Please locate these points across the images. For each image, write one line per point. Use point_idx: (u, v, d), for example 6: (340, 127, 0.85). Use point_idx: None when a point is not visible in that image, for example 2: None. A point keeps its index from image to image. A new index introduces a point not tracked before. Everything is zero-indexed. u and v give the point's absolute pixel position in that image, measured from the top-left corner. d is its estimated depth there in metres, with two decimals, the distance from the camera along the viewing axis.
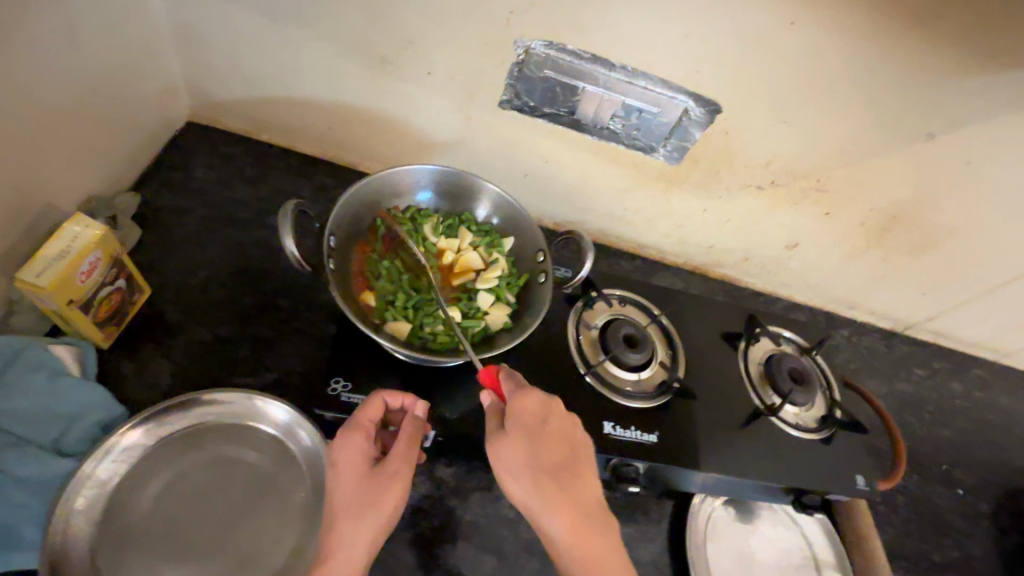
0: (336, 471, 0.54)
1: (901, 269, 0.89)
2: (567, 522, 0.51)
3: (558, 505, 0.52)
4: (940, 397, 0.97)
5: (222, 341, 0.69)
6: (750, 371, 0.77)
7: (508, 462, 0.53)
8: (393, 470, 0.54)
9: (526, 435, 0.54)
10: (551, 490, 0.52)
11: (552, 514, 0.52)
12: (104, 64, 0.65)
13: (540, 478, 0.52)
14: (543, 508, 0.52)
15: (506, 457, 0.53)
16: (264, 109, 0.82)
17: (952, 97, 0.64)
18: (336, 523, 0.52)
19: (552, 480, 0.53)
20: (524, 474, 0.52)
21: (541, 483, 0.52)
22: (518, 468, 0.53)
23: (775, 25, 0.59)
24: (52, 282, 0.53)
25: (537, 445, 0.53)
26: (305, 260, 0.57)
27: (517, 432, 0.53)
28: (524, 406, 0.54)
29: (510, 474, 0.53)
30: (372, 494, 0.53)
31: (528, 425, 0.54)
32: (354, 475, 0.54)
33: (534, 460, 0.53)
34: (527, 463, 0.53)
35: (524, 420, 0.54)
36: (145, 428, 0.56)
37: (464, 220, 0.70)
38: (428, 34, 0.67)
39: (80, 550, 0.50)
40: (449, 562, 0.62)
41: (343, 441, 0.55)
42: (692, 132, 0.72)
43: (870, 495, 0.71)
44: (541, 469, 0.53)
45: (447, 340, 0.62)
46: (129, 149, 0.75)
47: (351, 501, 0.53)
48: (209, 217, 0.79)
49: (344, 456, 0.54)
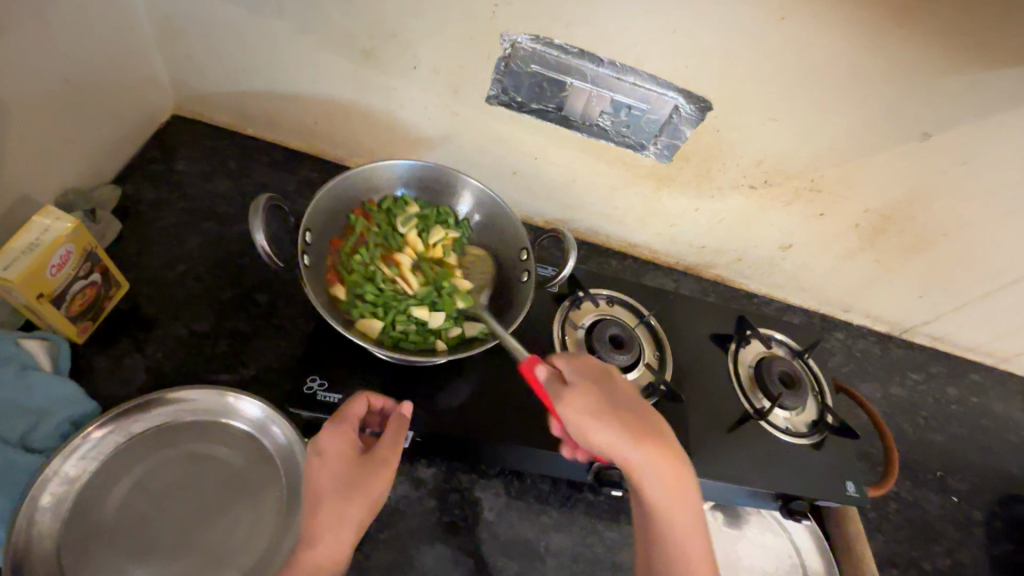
0: (320, 462, 0.52)
1: (896, 271, 0.87)
2: (665, 460, 0.50)
3: (653, 442, 0.51)
4: (934, 402, 0.95)
5: (199, 337, 0.68)
6: (740, 374, 0.76)
7: (596, 406, 0.51)
8: (381, 460, 0.53)
9: (602, 385, 0.54)
10: (642, 432, 0.51)
11: (652, 453, 0.50)
12: (81, 54, 0.64)
13: (624, 416, 0.51)
14: (640, 449, 0.50)
15: (591, 402, 0.51)
16: (249, 103, 0.81)
17: (946, 95, 0.62)
18: (326, 504, 0.51)
19: (637, 422, 0.52)
20: (608, 416, 0.51)
21: (628, 421, 0.51)
22: (600, 410, 0.51)
23: (764, 21, 0.58)
24: (20, 275, 0.52)
25: (608, 390, 0.53)
26: (276, 255, 0.55)
27: (588, 382, 0.53)
28: (586, 364, 0.55)
29: (598, 421, 0.50)
30: (363, 482, 0.52)
31: (594, 378, 0.54)
32: (337, 464, 0.52)
33: (611, 402, 0.52)
34: (606, 406, 0.52)
35: (587, 372, 0.54)
36: (115, 425, 0.55)
37: (442, 213, 0.69)
38: (411, 26, 0.66)
39: (45, 549, 0.49)
40: (424, 563, 0.61)
41: (325, 432, 0.53)
42: (683, 130, 0.70)
43: (860, 501, 0.70)
44: (621, 409, 0.52)
45: (417, 341, 0.61)
46: (109, 141, 0.74)
47: (340, 489, 0.51)
48: (190, 211, 0.78)
49: (329, 448, 0.52)
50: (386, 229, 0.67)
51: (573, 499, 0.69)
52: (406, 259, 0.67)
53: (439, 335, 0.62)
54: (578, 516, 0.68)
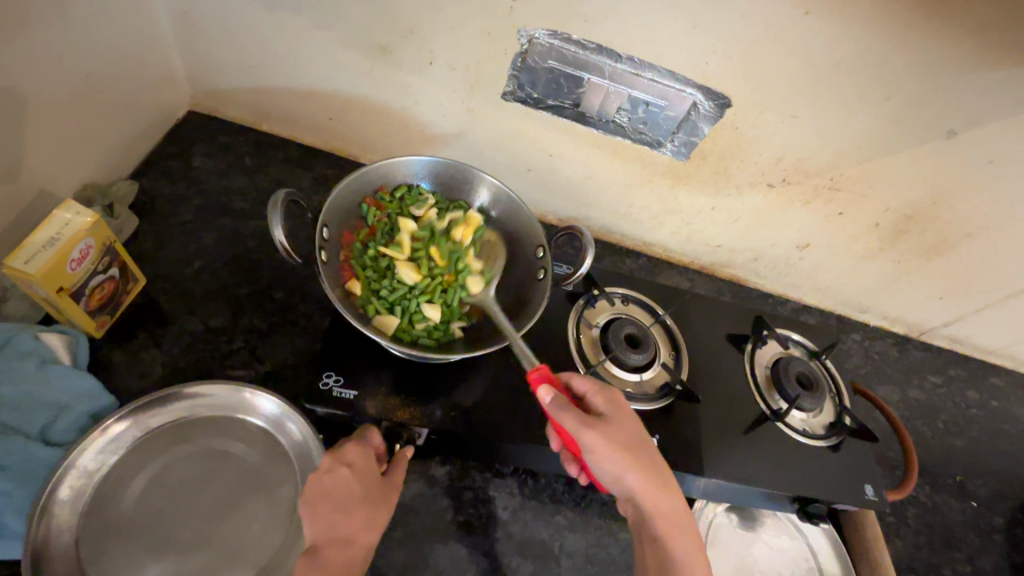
0: (351, 470, 0.52)
1: (917, 272, 0.86)
2: (676, 500, 0.53)
3: (668, 483, 0.52)
4: (954, 406, 0.93)
5: (214, 332, 0.68)
6: (756, 374, 0.75)
7: (624, 439, 0.51)
8: (396, 480, 0.55)
9: (629, 416, 0.53)
10: (662, 474, 0.52)
11: (668, 494, 0.52)
12: (99, 50, 0.65)
13: (647, 452, 0.52)
14: (658, 490, 0.51)
15: (620, 434, 0.51)
16: (264, 99, 0.81)
17: (973, 92, 0.61)
18: (357, 511, 0.51)
19: (659, 461, 0.53)
20: (638, 454, 0.51)
21: (653, 461, 0.52)
22: (631, 448, 0.51)
23: (787, 17, 0.57)
24: (40, 268, 0.53)
25: (638, 427, 0.53)
26: (293, 250, 0.55)
27: (620, 417, 0.53)
28: (612, 394, 0.54)
29: (627, 459, 0.50)
30: (384, 494, 0.54)
31: (624, 412, 0.54)
32: (366, 475, 0.53)
33: (640, 439, 0.52)
34: (636, 443, 0.52)
35: (621, 405, 0.54)
36: (133, 419, 0.55)
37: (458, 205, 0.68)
38: (427, 22, 0.65)
39: (64, 541, 0.50)
40: (438, 562, 0.60)
41: (352, 444, 0.53)
42: (701, 126, 0.69)
43: (879, 505, 0.69)
44: (646, 447, 0.53)
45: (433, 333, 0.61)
46: (127, 137, 0.74)
47: (369, 498, 0.52)
48: (206, 207, 0.78)
49: (359, 459, 0.53)
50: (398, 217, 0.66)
51: (588, 499, 0.68)
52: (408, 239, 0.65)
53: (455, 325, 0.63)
54: (592, 517, 0.67)
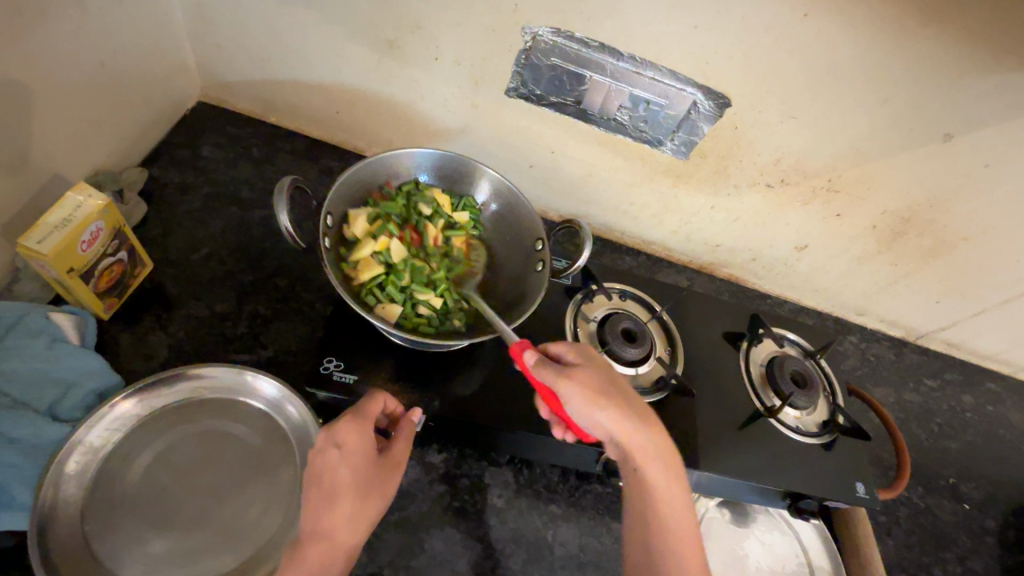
0: (341, 453, 0.51)
1: (913, 275, 0.86)
2: (658, 437, 0.52)
3: (647, 419, 0.53)
4: (949, 409, 0.94)
5: (219, 317, 0.69)
6: (750, 372, 0.76)
7: (597, 379, 0.52)
8: (394, 462, 0.55)
9: (601, 365, 0.55)
10: (640, 409, 0.53)
11: (649, 429, 0.52)
12: (114, 39, 0.66)
13: (625, 396, 0.52)
14: (640, 425, 0.51)
15: (594, 377, 0.52)
16: (273, 91, 0.83)
17: (968, 96, 0.62)
18: (344, 502, 0.50)
19: (635, 399, 0.54)
20: (612, 391, 0.52)
21: (628, 396, 0.53)
22: (604, 387, 0.52)
23: (786, 17, 0.58)
24: (54, 248, 0.54)
25: (611, 372, 0.55)
26: (299, 236, 0.57)
27: (592, 364, 0.54)
28: (586, 348, 0.57)
29: (604, 395, 0.51)
30: (377, 481, 0.53)
31: (597, 362, 0.55)
32: (356, 460, 0.52)
33: (614, 381, 0.54)
34: (610, 383, 0.53)
35: (592, 356, 0.56)
36: (138, 398, 0.57)
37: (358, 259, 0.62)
38: (435, 18, 0.67)
39: (70, 513, 0.51)
40: (432, 546, 0.61)
41: (346, 424, 0.52)
42: (701, 126, 0.70)
43: (870, 503, 0.70)
44: (621, 387, 0.54)
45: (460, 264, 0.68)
46: (138, 125, 0.76)
47: (356, 486, 0.51)
48: (213, 196, 0.80)
49: (350, 441, 0.52)
50: (378, 213, 0.65)
51: (582, 490, 0.70)
52: (370, 250, 0.62)
53: (467, 230, 0.69)
54: (585, 507, 0.68)
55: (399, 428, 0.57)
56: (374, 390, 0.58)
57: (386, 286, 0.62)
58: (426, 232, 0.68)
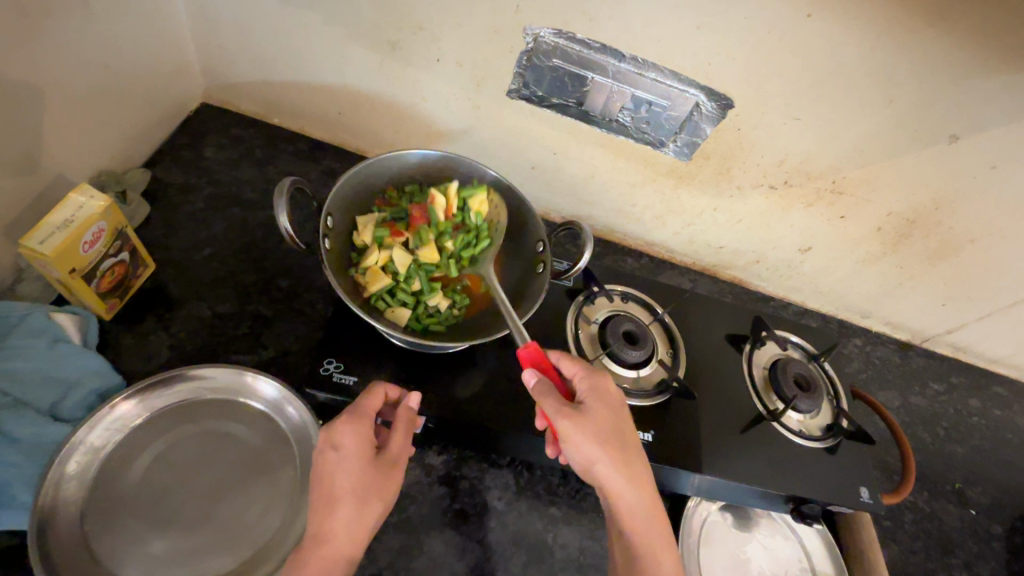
0: (338, 455, 0.51)
1: (918, 278, 0.86)
2: (646, 499, 0.52)
3: (641, 479, 0.52)
4: (955, 413, 0.93)
5: (221, 318, 0.70)
6: (753, 374, 0.75)
7: (600, 429, 0.52)
8: (393, 458, 0.53)
9: (612, 411, 0.54)
10: (635, 467, 0.52)
11: (639, 488, 0.52)
12: (117, 41, 0.67)
13: (625, 451, 0.52)
14: (630, 484, 0.52)
15: (596, 425, 0.52)
16: (276, 93, 0.83)
17: (974, 97, 0.61)
18: (342, 504, 0.49)
19: (635, 453, 0.53)
20: (612, 445, 0.52)
21: (628, 452, 0.52)
22: (606, 437, 0.52)
23: (790, 18, 0.58)
24: (55, 249, 0.54)
25: (620, 421, 0.54)
26: (299, 237, 0.56)
27: (601, 409, 0.53)
28: (601, 384, 0.55)
29: (601, 448, 0.51)
30: (377, 480, 0.51)
31: (608, 404, 0.54)
32: (352, 461, 0.50)
33: (619, 431, 0.53)
34: (613, 434, 0.52)
35: (607, 398, 0.54)
36: (138, 399, 0.57)
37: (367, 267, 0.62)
38: (436, 19, 0.67)
39: (69, 514, 0.51)
40: (431, 549, 0.61)
41: (343, 425, 0.51)
42: (703, 127, 0.70)
43: (875, 508, 0.69)
44: (625, 439, 0.53)
45: (480, 238, 0.67)
46: (141, 126, 0.77)
47: (355, 487, 0.50)
48: (216, 196, 0.80)
49: (346, 441, 0.51)
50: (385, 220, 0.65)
51: (583, 493, 0.69)
52: (375, 259, 0.62)
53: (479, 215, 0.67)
54: (586, 510, 0.68)
55: (397, 419, 0.55)
56: (376, 382, 0.57)
57: (399, 291, 0.63)
58: (433, 211, 0.65)
